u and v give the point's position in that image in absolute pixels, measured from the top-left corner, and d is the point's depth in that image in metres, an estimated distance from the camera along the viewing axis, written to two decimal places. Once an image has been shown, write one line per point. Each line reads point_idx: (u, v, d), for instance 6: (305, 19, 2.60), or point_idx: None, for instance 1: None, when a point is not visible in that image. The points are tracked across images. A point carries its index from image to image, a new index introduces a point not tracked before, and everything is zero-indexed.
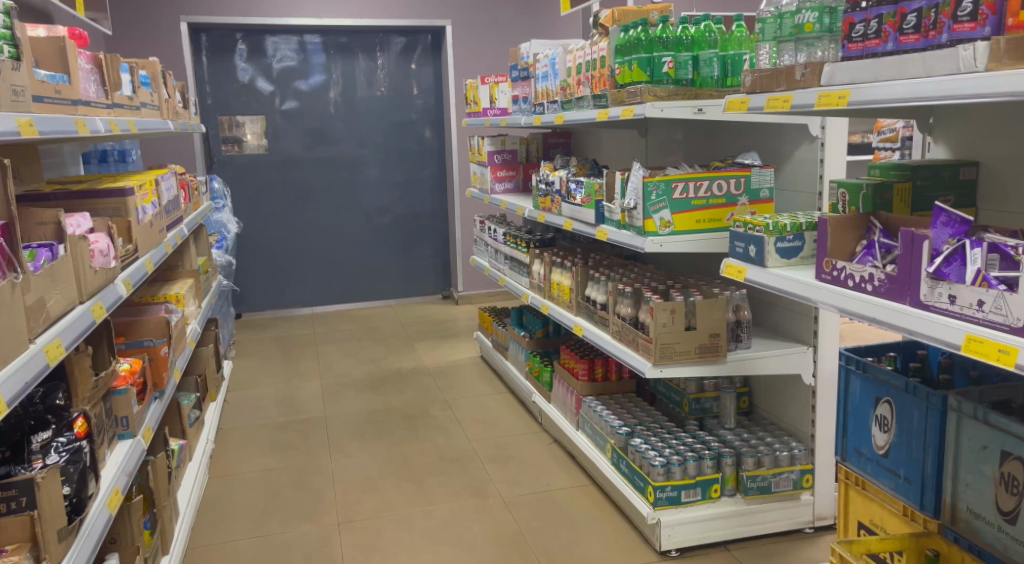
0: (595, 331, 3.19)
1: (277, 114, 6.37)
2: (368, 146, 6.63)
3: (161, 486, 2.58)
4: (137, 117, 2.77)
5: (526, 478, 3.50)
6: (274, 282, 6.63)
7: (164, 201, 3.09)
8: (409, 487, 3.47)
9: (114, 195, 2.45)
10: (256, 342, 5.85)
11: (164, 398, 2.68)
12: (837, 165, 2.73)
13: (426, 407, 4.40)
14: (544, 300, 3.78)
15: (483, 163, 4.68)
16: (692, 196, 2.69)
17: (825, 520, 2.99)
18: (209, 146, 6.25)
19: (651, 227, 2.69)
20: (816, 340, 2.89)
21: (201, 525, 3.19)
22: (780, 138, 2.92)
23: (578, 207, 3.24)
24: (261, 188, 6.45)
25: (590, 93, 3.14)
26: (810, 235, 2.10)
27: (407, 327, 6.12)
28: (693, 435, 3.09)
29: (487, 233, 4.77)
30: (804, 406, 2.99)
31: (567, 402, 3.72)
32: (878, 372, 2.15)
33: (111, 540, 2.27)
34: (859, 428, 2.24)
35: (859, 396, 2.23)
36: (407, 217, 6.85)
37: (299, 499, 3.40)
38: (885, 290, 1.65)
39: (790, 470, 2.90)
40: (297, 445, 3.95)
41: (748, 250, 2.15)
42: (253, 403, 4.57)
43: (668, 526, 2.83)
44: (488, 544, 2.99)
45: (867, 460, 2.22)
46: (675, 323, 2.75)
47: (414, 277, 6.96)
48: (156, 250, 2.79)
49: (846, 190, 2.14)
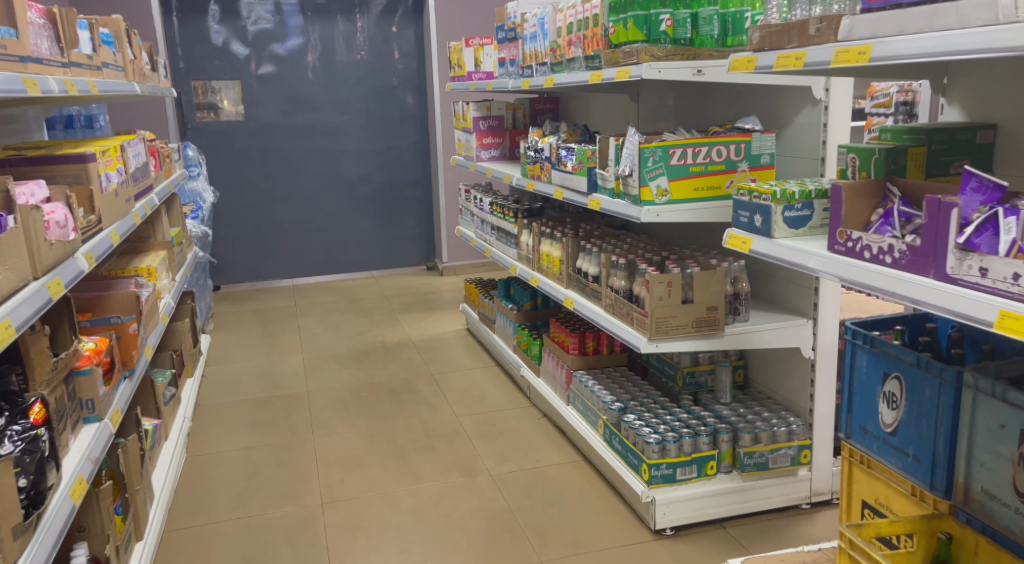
0: (587, 304, 3.07)
1: (253, 79, 6.16)
2: (348, 112, 6.43)
3: (133, 469, 2.46)
4: (99, 77, 2.60)
5: (515, 455, 3.40)
6: (252, 253, 6.46)
7: (131, 168, 2.92)
8: (395, 465, 3.36)
9: (74, 161, 2.29)
10: (234, 315, 5.70)
11: (134, 378, 2.52)
12: (840, 130, 2.60)
13: (411, 381, 4.28)
14: (533, 272, 3.66)
15: (468, 130, 4.51)
16: (690, 162, 2.56)
17: (822, 495, 2.92)
18: (183, 112, 6.05)
19: (647, 195, 2.56)
20: (816, 313, 2.78)
21: (179, 506, 3.07)
22: (780, 102, 2.80)
23: (569, 174, 3.10)
24: (237, 156, 6.25)
25: (582, 54, 2.99)
26: (820, 203, 1.98)
27: (391, 299, 5.98)
28: (687, 411, 2.99)
29: (472, 203, 4.62)
30: (803, 380, 2.88)
31: (556, 375, 3.61)
32: (886, 346, 2.06)
33: (79, 529, 2.16)
34: (865, 403, 2.15)
35: (865, 371, 2.14)
36: (389, 186, 6.67)
37: (281, 478, 3.29)
38: (906, 263, 1.54)
39: (788, 445, 2.82)
40: (278, 422, 3.83)
41: (753, 219, 2.02)
42: (231, 378, 4.43)
43: (662, 504, 2.75)
44: (478, 524, 2.90)
45: (873, 438, 2.14)
46: (672, 297, 2.63)
47: (397, 248, 6.81)
48: (123, 221, 2.63)
49: (856, 154, 2.03)
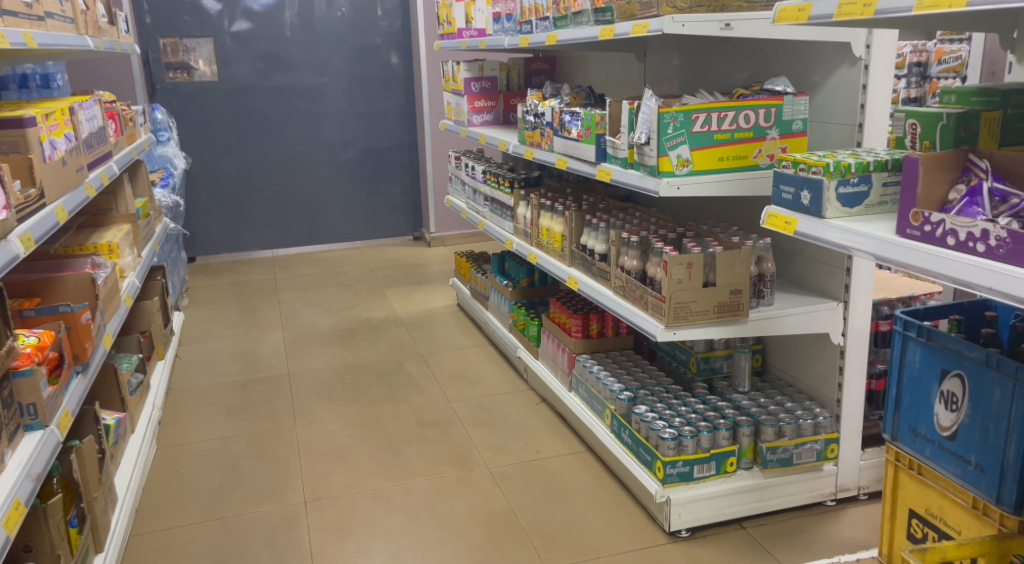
0: (593, 285, 2.81)
1: (227, 37, 5.79)
2: (329, 73, 6.08)
3: (89, 475, 2.21)
4: (39, 29, 2.30)
5: (513, 445, 3.15)
6: (229, 222, 6.14)
7: (84, 134, 2.62)
8: (384, 457, 3.10)
9: (11, 125, 2.01)
10: (211, 289, 5.39)
11: (89, 373, 2.21)
12: (880, 92, 2.32)
13: (401, 362, 4.02)
14: (531, 247, 3.40)
15: (457, 92, 4.18)
16: (714, 129, 2.28)
17: (848, 492, 2.68)
18: (151, 72, 5.68)
19: (666, 165, 2.29)
20: (847, 296, 2.53)
21: (148, 506, 2.81)
22: (809, 63, 2.51)
23: (573, 142, 2.81)
24: (211, 119, 5.90)
25: (590, 7, 2.69)
26: (878, 177, 1.71)
27: (376, 271, 5.69)
28: (703, 401, 2.75)
29: (463, 170, 4.32)
30: (830, 368, 2.64)
31: (557, 359, 3.36)
32: (946, 340, 1.81)
33: (25, 549, 1.90)
34: (917, 402, 1.91)
35: (919, 367, 1.89)
36: (373, 151, 6.33)
37: (260, 472, 3.02)
38: (1004, 253, 1.29)
39: (814, 440, 2.58)
40: (257, 409, 3.56)
41: (800, 196, 1.75)
42: (207, 359, 4.15)
43: (678, 505, 2.51)
44: (476, 525, 2.65)
45: (925, 441, 1.90)
46: (692, 280, 2.38)
47: (381, 217, 6.49)
48: (73, 195, 2.33)
49: (918, 120, 1.76)
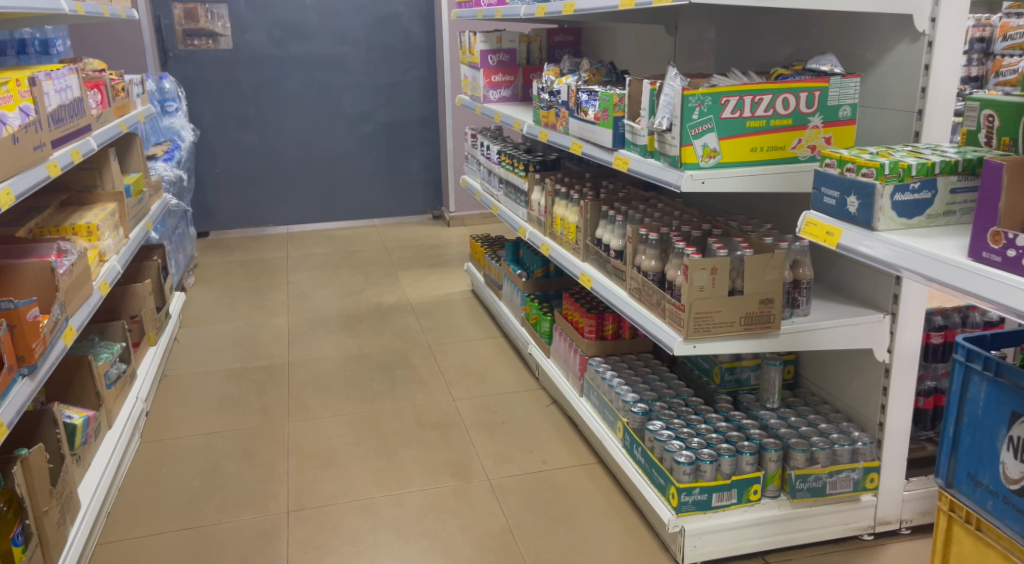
0: (607, 284, 2.53)
1: (242, 3, 5.53)
2: (348, 42, 5.80)
3: (38, 488, 2.01)
4: None
5: (517, 453, 2.90)
6: (244, 197, 5.94)
7: (50, 107, 2.39)
8: (377, 462, 2.87)
9: None
10: (219, 267, 5.21)
11: (37, 376, 1.99)
12: (945, 73, 1.99)
13: (406, 353, 3.78)
14: (544, 237, 3.12)
15: (474, 65, 3.88)
16: (747, 115, 1.98)
17: (888, 525, 2.39)
18: (164, 39, 5.46)
19: (690, 156, 1.99)
20: (895, 307, 2.21)
21: (121, 511, 2.61)
22: (863, 39, 2.18)
23: (590, 125, 2.51)
24: (225, 89, 5.67)
25: None
26: (943, 182, 1.41)
27: (391, 252, 5.44)
28: (725, 418, 2.47)
29: (478, 149, 4.03)
30: (873, 387, 2.33)
31: (569, 360, 3.10)
32: (1017, 378, 1.50)
33: None
34: (978, 447, 1.61)
35: (983, 407, 1.59)
36: (392, 126, 6.07)
37: (243, 475, 2.81)
38: None
39: (852, 468, 2.29)
40: (250, 402, 3.34)
41: (845, 202, 1.45)
42: (205, 343, 3.95)
43: (693, 536, 2.25)
44: (468, 547, 2.41)
45: (987, 493, 1.60)
46: (716, 287, 2.08)
47: (400, 194, 6.24)
48: (30, 176, 2.11)
49: (997, 110, 1.43)
